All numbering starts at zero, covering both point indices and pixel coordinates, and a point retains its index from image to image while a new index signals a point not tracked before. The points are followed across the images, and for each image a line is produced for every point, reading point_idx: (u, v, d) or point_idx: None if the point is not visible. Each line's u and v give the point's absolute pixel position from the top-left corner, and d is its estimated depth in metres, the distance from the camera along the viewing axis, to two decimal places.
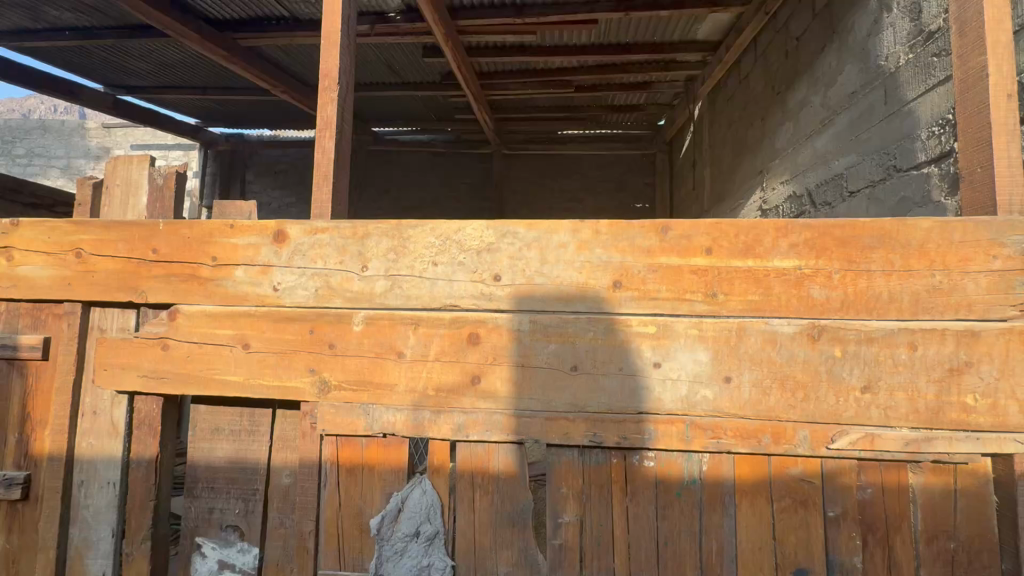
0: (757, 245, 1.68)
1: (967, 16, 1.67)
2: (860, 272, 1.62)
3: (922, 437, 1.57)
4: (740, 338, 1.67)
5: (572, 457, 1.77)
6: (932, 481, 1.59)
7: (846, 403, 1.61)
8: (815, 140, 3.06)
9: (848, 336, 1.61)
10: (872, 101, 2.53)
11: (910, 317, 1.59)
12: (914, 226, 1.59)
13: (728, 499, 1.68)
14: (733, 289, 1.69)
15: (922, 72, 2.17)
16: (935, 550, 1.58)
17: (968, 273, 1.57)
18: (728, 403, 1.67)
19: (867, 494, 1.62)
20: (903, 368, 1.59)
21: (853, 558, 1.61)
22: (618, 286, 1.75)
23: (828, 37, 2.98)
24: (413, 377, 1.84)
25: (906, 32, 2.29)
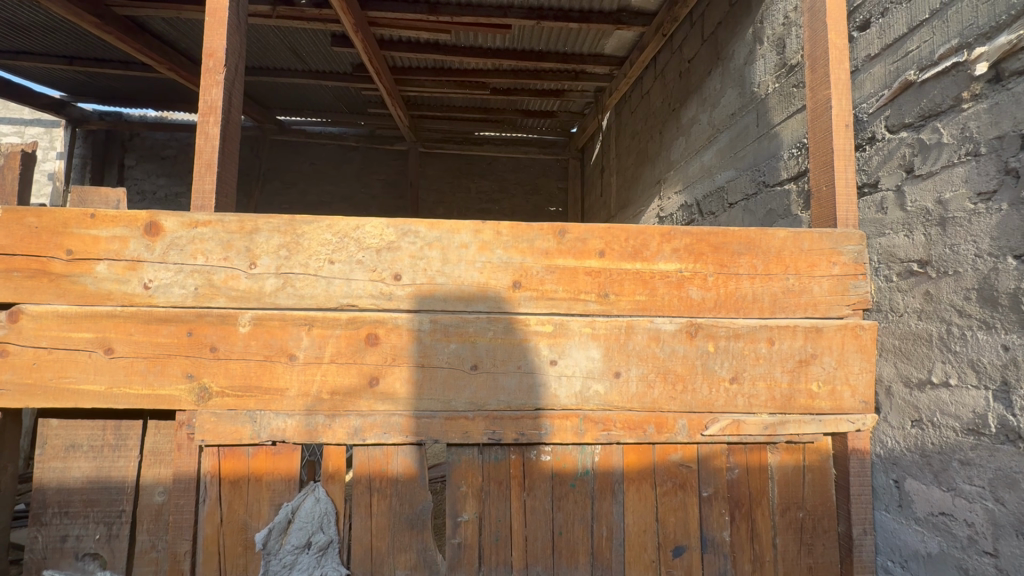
0: (644, 249, 1.81)
1: (817, 54, 1.92)
2: (730, 275, 1.81)
3: (777, 420, 1.78)
4: (629, 335, 1.79)
5: (472, 456, 1.79)
6: (786, 460, 1.81)
7: (717, 393, 1.78)
8: (703, 155, 3.35)
9: (720, 333, 1.79)
10: (747, 123, 2.82)
11: (769, 315, 1.80)
12: (772, 235, 1.80)
13: (617, 487, 1.79)
14: (622, 290, 1.80)
15: (785, 100, 2.47)
16: (788, 520, 1.80)
17: (814, 277, 1.80)
18: (617, 396, 1.78)
19: (735, 474, 1.81)
20: (764, 361, 1.79)
21: (723, 532, 1.79)
22: (518, 286, 1.79)
23: (714, 62, 3.28)
24: (306, 380, 1.75)
25: (774, 64, 2.60)
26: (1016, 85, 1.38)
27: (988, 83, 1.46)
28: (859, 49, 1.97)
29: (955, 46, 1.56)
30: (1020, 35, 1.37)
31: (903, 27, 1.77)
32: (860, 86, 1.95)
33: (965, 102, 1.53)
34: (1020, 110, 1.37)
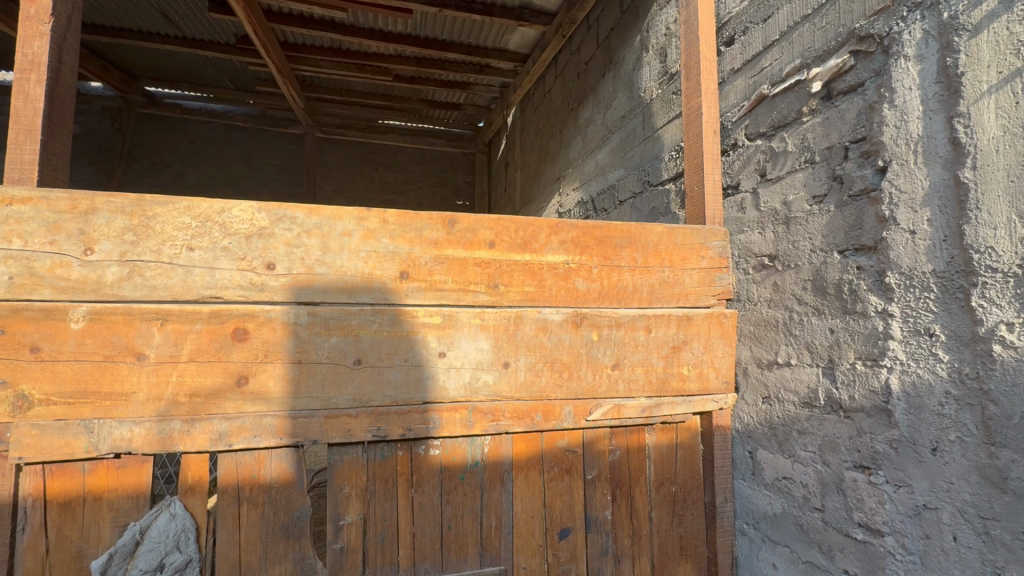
0: (533, 240, 1.84)
1: (691, 63, 2.08)
2: (612, 267, 1.90)
3: (653, 403, 1.91)
4: (517, 325, 1.81)
5: (355, 455, 1.70)
6: (661, 439, 1.95)
7: (600, 379, 1.87)
8: (597, 155, 3.51)
9: (603, 322, 1.87)
10: (634, 125, 2.99)
11: (647, 305, 1.92)
12: (650, 230, 1.93)
13: (507, 476, 1.81)
14: (512, 281, 1.82)
15: (666, 105, 2.65)
16: (662, 494, 1.94)
17: (686, 269, 1.95)
18: (506, 386, 1.79)
19: (616, 456, 1.91)
20: (641, 347, 1.90)
21: (605, 511, 1.89)
22: (405, 277, 1.73)
23: (607, 66, 3.44)
24: (159, 383, 1.55)
25: (657, 70, 2.78)
26: (842, 103, 1.58)
27: (822, 100, 1.66)
28: (725, 63, 2.17)
29: (798, 66, 1.76)
30: (844, 59, 1.56)
31: (760, 45, 1.96)
32: (725, 97, 2.15)
33: (805, 115, 1.73)
34: (844, 125, 1.57)
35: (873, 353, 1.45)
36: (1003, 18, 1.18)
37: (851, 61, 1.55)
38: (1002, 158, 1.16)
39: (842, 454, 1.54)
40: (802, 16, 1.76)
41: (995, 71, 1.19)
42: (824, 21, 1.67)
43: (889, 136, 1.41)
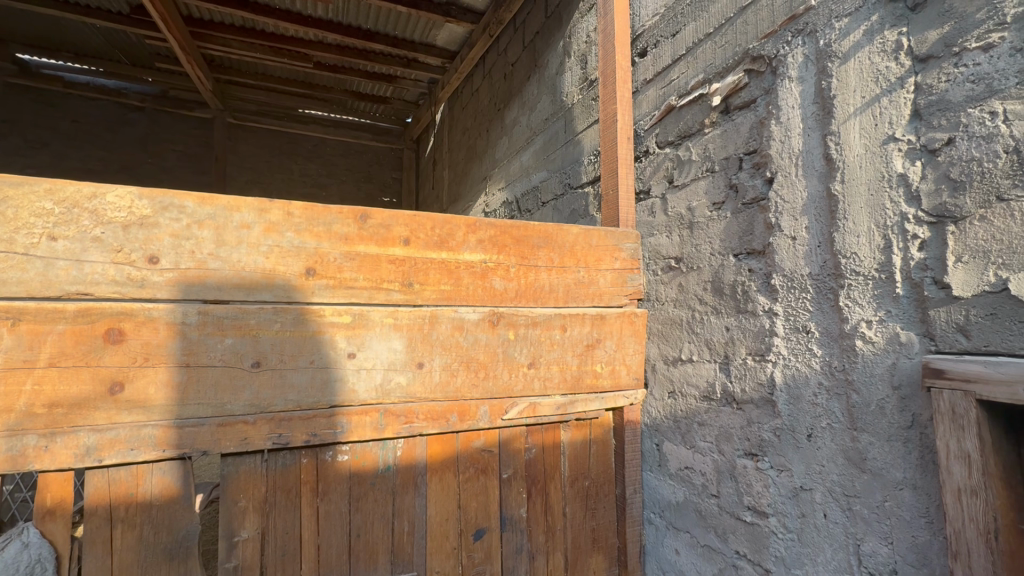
0: (450, 238, 1.81)
1: (607, 71, 2.15)
2: (530, 267, 1.91)
3: (568, 400, 1.95)
4: (433, 325, 1.77)
5: (253, 465, 1.58)
6: (575, 436, 2.00)
7: (516, 378, 1.87)
8: (522, 156, 3.54)
9: (519, 321, 1.88)
10: (557, 128, 3.05)
11: (563, 305, 1.95)
12: (567, 231, 1.97)
13: (420, 479, 1.77)
14: (427, 279, 1.77)
15: (586, 111, 2.73)
16: (576, 489, 1.99)
17: (601, 270, 2.01)
18: (420, 387, 1.74)
19: (532, 454, 1.93)
20: (557, 346, 1.93)
21: (520, 509, 1.90)
22: (311, 273, 1.63)
23: (532, 69, 3.48)
24: (9, 392, 1.34)
25: (578, 76, 2.85)
26: (737, 118, 1.71)
27: (721, 113, 1.78)
28: (639, 73, 2.27)
29: (701, 80, 1.88)
30: (739, 77, 1.69)
31: (669, 58, 2.07)
32: (639, 105, 2.25)
33: (707, 127, 1.84)
34: (739, 138, 1.70)
35: (760, 349, 1.57)
36: (866, 48, 1.30)
37: (745, 79, 1.67)
38: (864, 173, 1.29)
39: (735, 443, 1.66)
40: (705, 33, 1.88)
41: (860, 95, 1.31)
42: (723, 40, 1.79)
43: (776, 150, 1.54)
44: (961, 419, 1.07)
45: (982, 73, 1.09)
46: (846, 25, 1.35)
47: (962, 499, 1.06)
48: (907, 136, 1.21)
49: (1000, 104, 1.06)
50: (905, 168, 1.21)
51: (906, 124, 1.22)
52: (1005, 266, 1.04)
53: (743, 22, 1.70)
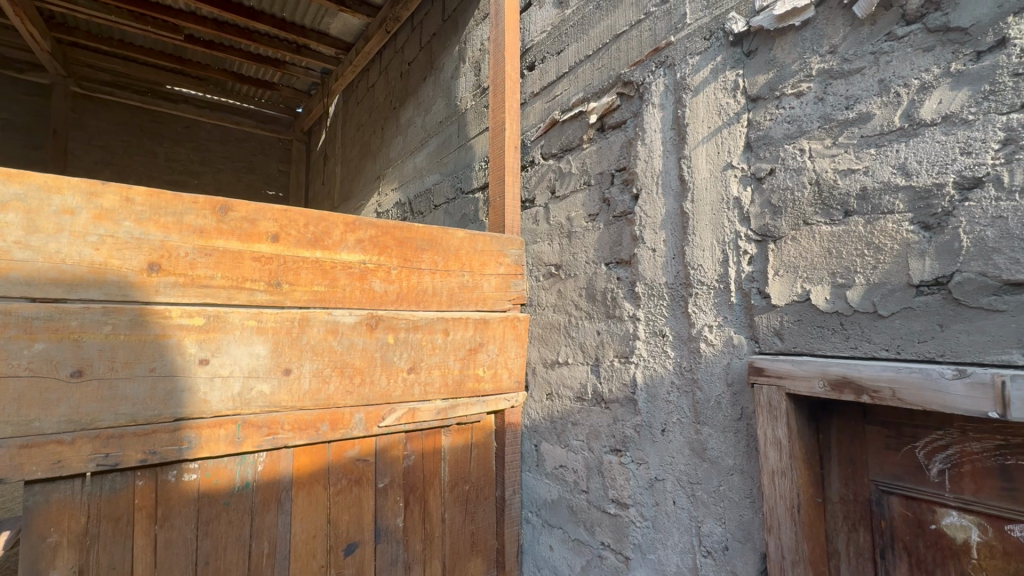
0: (325, 236, 1.70)
1: (497, 81, 2.19)
2: (412, 269, 1.87)
3: (448, 405, 1.93)
4: (303, 328, 1.64)
5: (70, 491, 1.35)
6: (456, 441, 1.98)
7: (395, 384, 1.81)
8: (416, 157, 3.48)
9: (400, 324, 1.82)
10: (450, 132, 3.05)
11: (446, 308, 1.94)
12: (452, 235, 1.96)
13: (285, 495, 1.63)
14: (298, 279, 1.65)
15: (478, 118, 2.76)
16: (456, 494, 1.97)
17: (485, 274, 2.04)
18: (286, 396, 1.61)
19: (410, 461, 1.88)
20: (439, 350, 1.91)
21: (397, 519, 1.83)
22: (155, 269, 1.44)
23: (428, 71, 3.45)
24: None
25: (471, 83, 2.88)
26: (610, 136, 1.83)
27: (597, 131, 1.90)
28: (527, 86, 2.35)
29: (581, 98, 1.99)
30: (612, 99, 1.82)
31: (554, 75, 2.17)
32: (527, 116, 2.32)
33: (585, 143, 1.96)
34: (611, 155, 1.82)
35: (624, 352, 1.70)
36: (711, 84, 1.47)
37: (618, 101, 1.81)
38: (708, 195, 1.45)
39: (602, 440, 1.77)
40: (585, 55, 2.00)
41: (706, 125, 1.47)
42: (600, 63, 1.91)
43: (641, 168, 1.67)
44: (775, 410, 1.24)
45: (795, 116, 1.28)
46: (698, 62, 1.51)
47: (775, 480, 1.23)
48: (741, 164, 1.38)
49: (807, 142, 1.25)
50: (739, 193, 1.38)
51: (741, 154, 1.39)
52: (808, 280, 1.22)
53: (617, 49, 1.83)
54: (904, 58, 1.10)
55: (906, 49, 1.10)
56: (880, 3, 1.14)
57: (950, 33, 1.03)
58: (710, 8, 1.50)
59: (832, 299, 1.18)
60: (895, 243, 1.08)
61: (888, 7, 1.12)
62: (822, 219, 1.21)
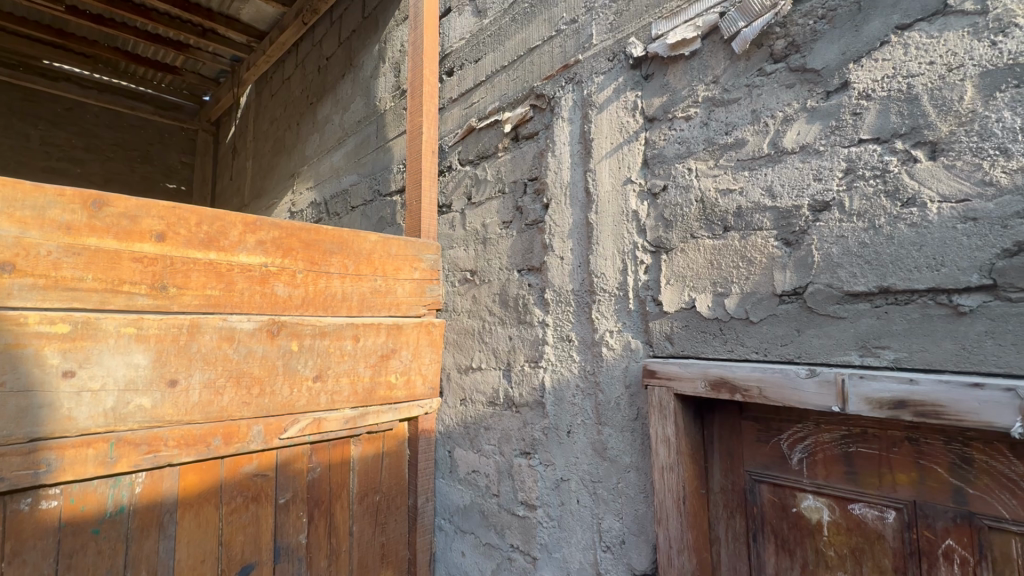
0: (220, 237, 1.55)
1: (415, 84, 2.17)
2: (320, 273, 1.75)
3: (358, 413, 1.84)
4: (192, 336, 1.50)
5: None
6: (366, 450, 1.91)
7: (299, 393, 1.69)
8: (333, 156, 3.35)
9: (305, 331, 1.71)
10: (368, 133, 2.97)
11: (357, 314, 1.84)
12: (364, 238, 1.86)
13: (168, 519, 1.47)
14: (188, 283, 1.49)
15: (397, 120, 2.72)
16: (365, 505, 1.90)
17: (399, 279, 1.96)
18: (171, 409, 1.46)
19: (315, 473, 1.77)
20: (348, 357, 1.81)
21: (299, 536, 1.72)
22: (6, 269, 1.23)
23: (347, 68, 3.34)
24: None
25: (391, 83, 2.83)
26: (524, 146, 1.88)
27: (512, 140, 1.94)
28: (446, 91, 2.35)
29: (497, 107, 2.03)
30: (525, 110, 1.87)
31: (472, 82, 2.19)
32: (445, 122, 2.32)
33: (500, 151, 1.99)
34: (524, 164, 1.87)
35: (533, 356, 1.75)
36: (614, 103, 1.56)
37: (531, 113, 1.86)
38: (610, 207, 1.54)
39: (513, 444, 1.80)
40: (501, 65, 2.03)
41: (610, 141, 1.56)
42: (515, 74, 1.96)
43: (551, 179, 1.73)
44: (665, 410, 1.33)
45: (684, 138, 1.39)
46: (602, 81, 1.60)
47: (664, 475, 1.32)
48: (639, 179, 1.48)
49: (694, 163, 1.36)
50: (637, 206, 1.48)
51: (639, 170, 1.49)
52: (694, 288, 1.33)
53: (531, 62, 1.89)
54: (772, 93, 1.23)
55: (773, 84, 1.23)
56: (752, 41, 1.26)
57: (807, 73, 1.18)
58: (613, 31, 1.59)
59: (713, 306, 1.29)
60: (763, 256, 1.21)
61: (759, 46, 1.26)
62: (705, 233, 1.32)
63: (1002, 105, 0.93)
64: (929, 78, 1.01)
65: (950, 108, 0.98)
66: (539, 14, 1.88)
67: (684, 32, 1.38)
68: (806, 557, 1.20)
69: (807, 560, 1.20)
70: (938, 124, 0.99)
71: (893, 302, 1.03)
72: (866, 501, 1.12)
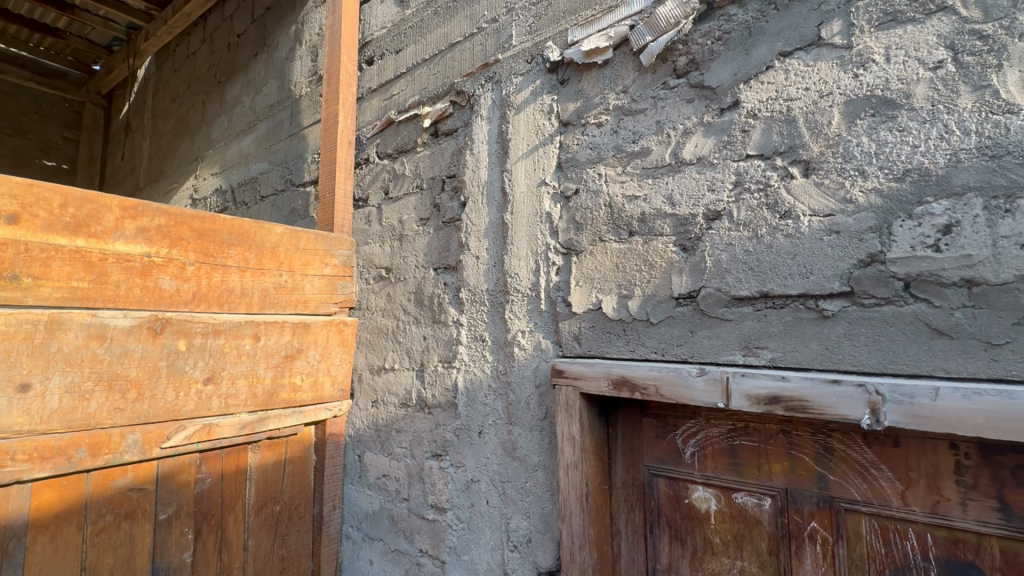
0: (92, 221, 1.33)
1: (331, 70, 2.05)
2: (215, 266, 1.55)
3: (256, 418, 1.64)
4: (51, 334, 1.26)
5: None
6: (267, 457, 1.71)
7: (185, 398, 1.48)
8: (242, 140, 3.11)
9: (195, 329, 1.50)
10: (282, 118, 2.79)
11: (257, 311, 1.65)
12: (268, 230, 1.67)
13: (13, 545, 1.23)
14: (47, 272, 1.25)
15: (313, 107, 2.57)
16: (263, 516, 1.71)
17: (308, 275, 1.78)
18: (20, 418, 1.22)
19: (205, 485, 1.56)
20: (245, 358, 1.61)
21: (183, 555, 1.51)
22: None
23: (260, 48, 3.11)
24: None
25: (308, 68, 2.67)
26: (443, 143, 1.85)
27: (431, 135, 1.90)
28: (366, 80, 2.26)
29: (417, 101, 1.97)
30: (445, 106, 1.83)
31: (392, 73, 2.12)
32: (363, 112, 2.23)
33: (419, 146, 1.94)
34: (442, 161, 1.84)
35: (447, 356, 1.72)
36: (531, 105, 1.57)
37: (451, 109, 1.83)
38: (525, 208, 1.55)
39: (424, 446, 1.76)
40: (422, 58, 1.98)
41: (526, 142, 1.57)
42: (436, 69, 1.92)
43: (469, 177, 1.71)
44: (570, 409, 1.36)
45: (596, 143, 1.43)
46: (520, 82, 1.61)
47: (568, 473, 1.35)
48: (553, 182, 1.50)
49: (604, 168, 1.40)
50: (551, 208, 1.50)
51: (553, 173, 1.51)
52: (601, 290, 1.37)
53: (452, 57, 1.86)
54: (674, 106, 1.29)
55: (676, 98, 1.30)
56: (658, 56, 1.33)
57: (704, 90, 1.25)
58: (532, 34, 1.61)
59: (618, 308, 1.33)
60: (663, 261, 1.27)
61: (664, 61, 1.32)
62: (612, 237, 1.37)
63: (861, 131, 1.04)
64: (805, 102, 1.11)
65: (821, 131, 1.09)
66: (461, 11, 1.86)
67: (597, 41, 1.42)
68: (696, 545, 1.28)
69: (696, 548, 1.27)
70: (811, 145, 1.09)
71: (771, 306, 1.12)
72: (747, 490, 1.21)
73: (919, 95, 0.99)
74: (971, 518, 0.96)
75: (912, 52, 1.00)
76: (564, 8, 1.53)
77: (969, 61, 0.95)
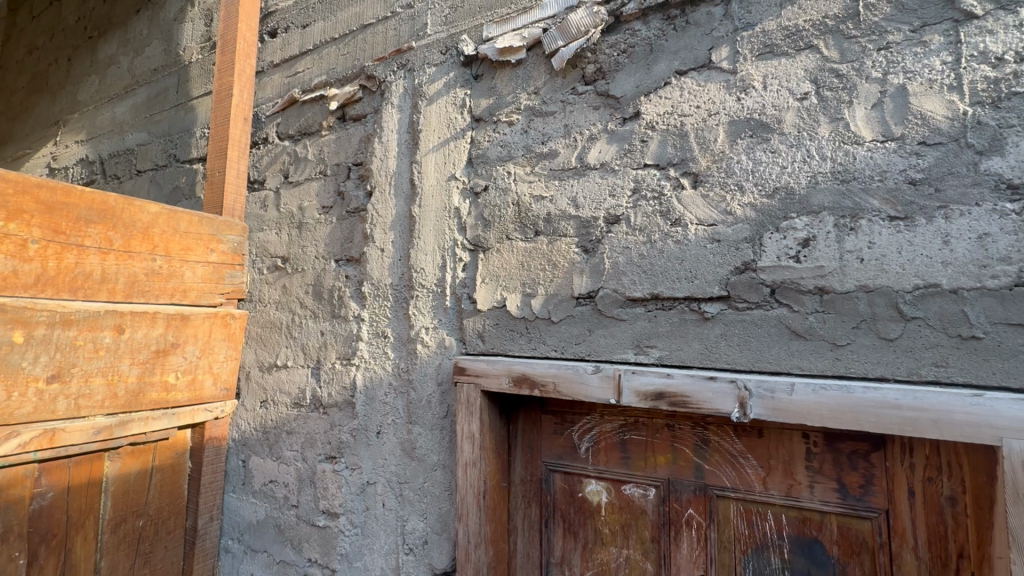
0: None
1: (227, 37, 1.86)
2: (68, 245, 1.25)
3: (116, 421, 1.35)
4: None
5: None
6: (128, 466, 1.45)
7: (19, 400, 1.17)
8: (115, 105, 2.73)
9: (36, 317, 1.19)
10: (167, 85, 2.48)
11: (122, 299, 1.36)
12: (140, 208, 1.39)
13: None
14: None
15: (205, 76, 2.32)
16: (120, 534, 1.44)
17: (188, 262, 1.50)
18: None
19: (43, 501, 1.27)
20: (104, 353, 1.32)
21: None
22: None
23: (143, 3, 2.75)
24: None
25: (201, 33, 2.41)
26: (350, 128, 1.75)
27: (338, 119, 1.80)
28: (267, 53, 2.08)
29: (323, 81, 1.86)
30: (354, 89, 1.74)
31: (297, 49, 1.97)
32: (262, 88, 2.06)
33: (324, 130, 1.83)
34: (349, 147, 1.74)
35: (346, 353, 1.63)
36: (444, 97, 1.54)
37: (360, 93, 1.74)
38: (434, 202, 1.51)
39: (317, 448, 1.65)
40: (332, 37, 1.87)
41: (438, 134, 1.53)
42: (346, 49, 1.82)
43: (377, 166, 1.64)
44: (471, 406, 1.35)
45: (506, 141, 1.43)
46: (433, 73, 1.57)
47: (466, 471, 1.34)
48: (462, 177, 1.48)
49: (513, 167, 1.41)
50: (459, 203, 1.48)
51: (463, 168, 1.49)
52: (505, 288, 1.37)
53: (363, 40, 1.77)
54: (582, 111, 1.33)
55: (583, 104, 1.33)
56: (569, 61, 1.36)
57: (609, 99, 1.30)
58: (447, 25, 1.57)
59: (522, 306, 1.35)
60: (565, 262, 1.30)
61: (574, 67, 1.36)
62: (519, 235, 1.38)
63: (741, 150, 1.14)
64: (696, 119, 1.19)
65: (708, 147, 1.17)
66: None
67: (511, 39, 1.42)
68: (587, 536, 1.32)
69: (587, 539, 1.32)
70: (699, 158, 1.18)
71: (660, 308, 1.19)
72: (635, 481, 1.27)
73: (788, 121, 1.10)
74: (817, 499, 1.09)
75: (784, 83, 1.12)
76: (480, 3, 1.52)
77: (828, 96, 1.07)
